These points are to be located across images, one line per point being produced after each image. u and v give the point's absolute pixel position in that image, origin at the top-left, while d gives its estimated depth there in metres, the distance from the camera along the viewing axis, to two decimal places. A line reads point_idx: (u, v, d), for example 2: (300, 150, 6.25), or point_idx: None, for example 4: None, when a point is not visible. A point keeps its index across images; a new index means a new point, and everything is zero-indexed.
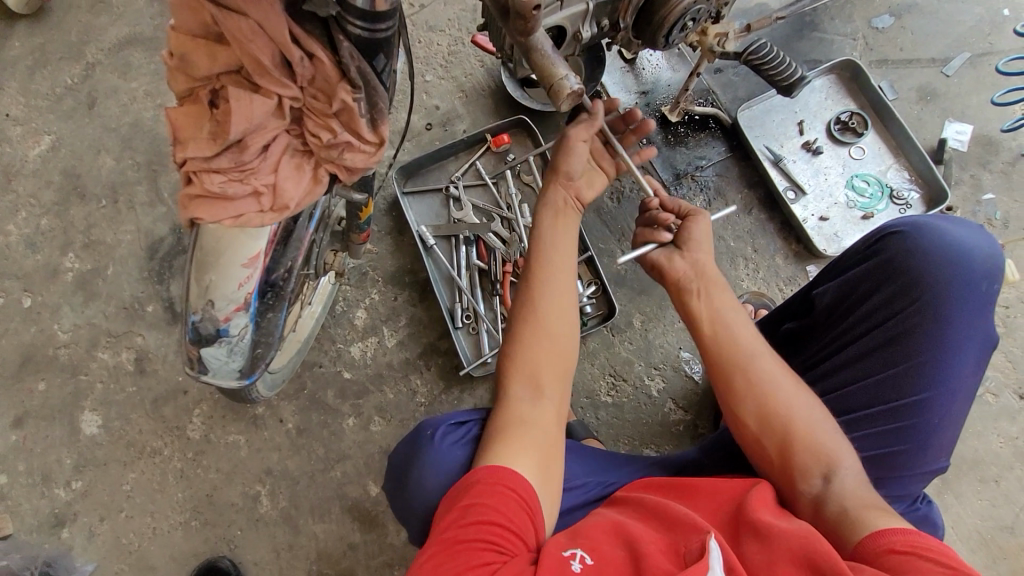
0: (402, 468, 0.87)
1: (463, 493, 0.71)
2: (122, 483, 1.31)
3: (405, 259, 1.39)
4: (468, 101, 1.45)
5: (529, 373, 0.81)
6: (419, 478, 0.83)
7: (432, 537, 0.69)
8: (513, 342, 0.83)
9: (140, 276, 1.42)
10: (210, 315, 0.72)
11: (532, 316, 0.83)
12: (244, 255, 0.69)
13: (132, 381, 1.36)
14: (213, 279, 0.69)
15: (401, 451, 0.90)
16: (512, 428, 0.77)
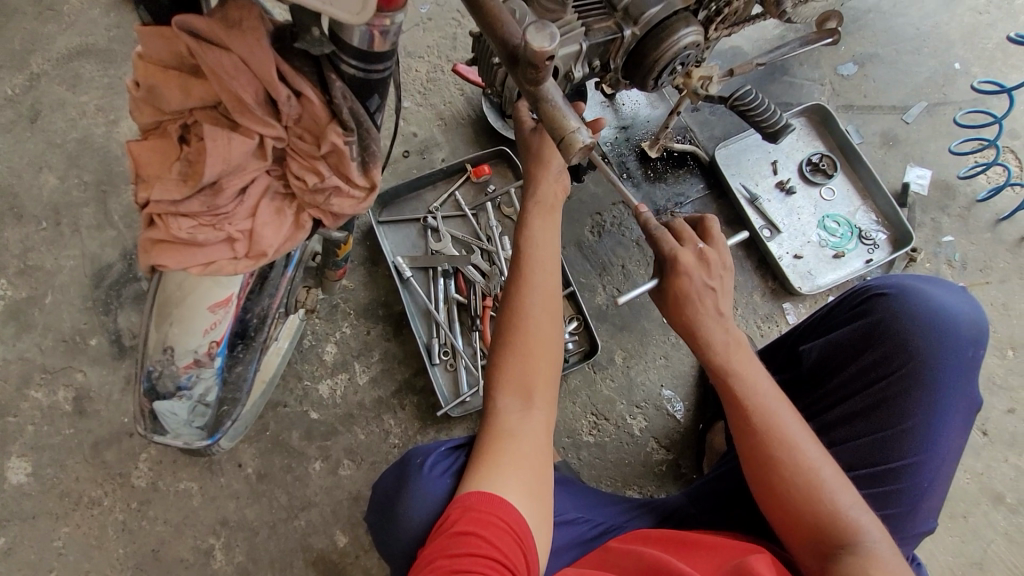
0: (384, 514, 0.79)
1: (451, 515, 0.66)
2: (51, 539, 1.17)
3: (379, 291, 1.32)
4: (445, 129, 1.42)
5: (518, 380, 0.77)
6: (402, 525, 0.75)
7: (423, 565, 0.62)
8: (500, 352, 0.79)
9: (82, 306, 1.30)
10: (169, 368, 0.65)
11: (519, 334, 0.78)
12: (211, 302, 0.62)
13: (69, 422, 1.23)
14: (174, 325, 0.63)
15: (382, 491, 0.82)
16: (501, 442, 0.72)
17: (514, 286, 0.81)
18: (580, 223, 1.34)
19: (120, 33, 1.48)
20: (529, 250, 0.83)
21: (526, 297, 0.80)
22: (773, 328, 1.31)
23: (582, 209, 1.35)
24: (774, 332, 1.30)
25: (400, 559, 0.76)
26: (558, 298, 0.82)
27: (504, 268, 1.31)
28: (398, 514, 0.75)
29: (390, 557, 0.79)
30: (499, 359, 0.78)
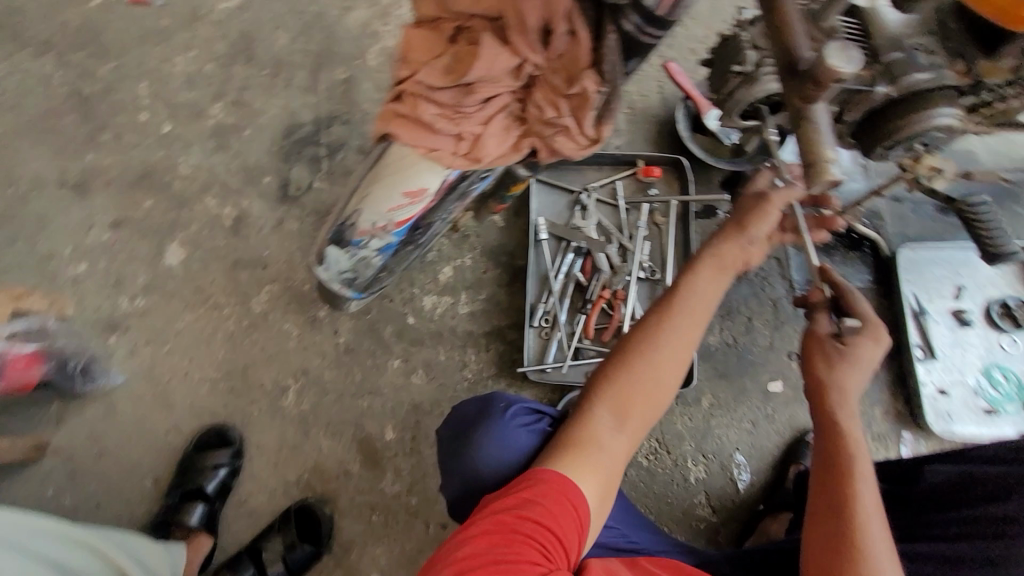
0: (455, 431, 0.88)
1: (517, 486, 0.69)
2: (177, 320, 1.38)
3: (509, 240, 1.39)
4: (631, 120, 1.43)
5: (620, 393, 0.74)
6: (469, 446, 0.84)
7: (489, 513, 0.67)
8: (617, 356, 0.76)
9: (269, 148, 1.49)
10: (351, 226, 0.78)
11: (641, 349, 0.75)
12: (405, 190, 0.72)
13: (225, 236, 1.43)
14: (372, 197, 0.74)
15: (460, 411, 0.91)
16: (584, 442, 0.72)
17: (660, 304, 0.78)
18: None
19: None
20: (692, 279, 0.79)
21: (667, 319, 0.76)
22: (881, 450, 1.20)
23: None
24: (879, 453, 1.20)
25: (455, 480, 0.85)
26: (698, 334, 0.78)
27: (633, 270, 1.31)
28: (471, 443, 0.83)
29: (444, 467, 0.88)
30: (612, 363, 0.76)
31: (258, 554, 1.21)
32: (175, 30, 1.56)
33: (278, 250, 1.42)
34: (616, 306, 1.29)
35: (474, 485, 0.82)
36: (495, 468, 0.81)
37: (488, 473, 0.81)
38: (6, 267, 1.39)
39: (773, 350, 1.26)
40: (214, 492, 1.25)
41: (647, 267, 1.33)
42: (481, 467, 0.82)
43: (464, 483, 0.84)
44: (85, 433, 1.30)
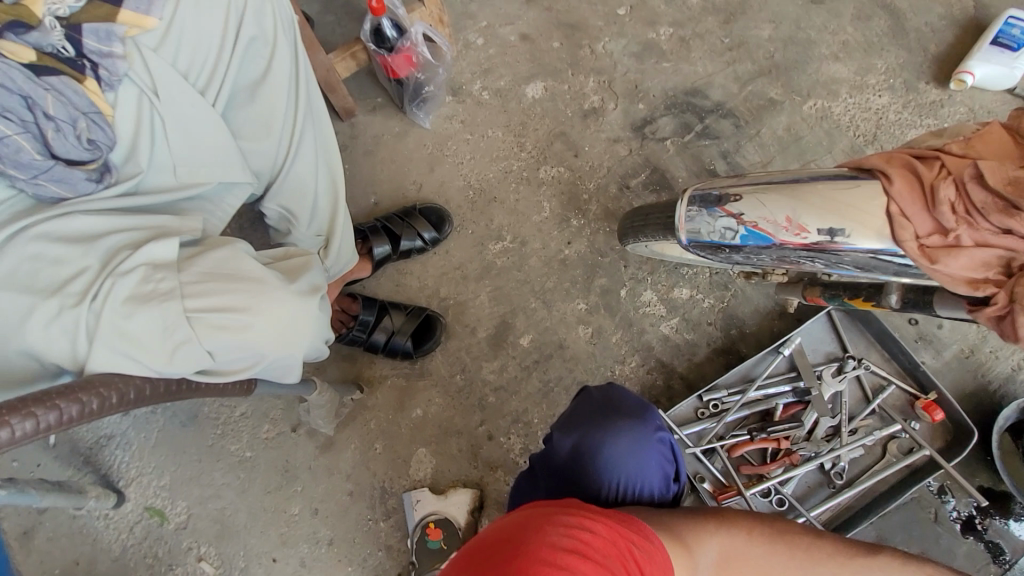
0: (603, 404, 0.85)
1: (634, 526, 0.63)
2: (493, 127, 1.57)
3: (751, 326, 1.34)
4: (959, 355, 1.26)
5: (743, 555, 0.76)
6: (609, 428, 0.81)
7: (596, 525, 0.59)
8: (763, 530, 0.79)
9: (669, 89, 1.59)
10: (721, 200, 0.76)
11: (783, 548, 0.78)
12: (787, 214, 0.69)
13: (576, 111, 1.58)
14: (764, 198, 0.71)
15: (617, 392, 0.87)
16: (700, 545, 0.72)
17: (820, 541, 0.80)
18: (905, 538, 1.17)
19: (905, 35, 1.60)
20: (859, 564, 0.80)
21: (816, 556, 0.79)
22: None
23: (917, 545, 1.16)
24: None
25: (566, 439, 0.81)
26: None
27: (824, 454, 1.18)
28: (610, 425, 0.81)
29: (565, 416, 0.86)
30: (755, 530, 0.78)
31: (382, 314, 1.32)
32: None
33: (595, 154, 1.54)
34: (778, 460, 1.18)
35: (587, 463, 0.79)
36: (614, 465, 0.79)
37: (605, 463, 0.79)
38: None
39: None
40: (402, 248, 1.39)
41: (836, 465, 1.19)
42: (605, 452, 0.79)
43: (575, 448, 0.80)
44: (375, 135, 1.57)
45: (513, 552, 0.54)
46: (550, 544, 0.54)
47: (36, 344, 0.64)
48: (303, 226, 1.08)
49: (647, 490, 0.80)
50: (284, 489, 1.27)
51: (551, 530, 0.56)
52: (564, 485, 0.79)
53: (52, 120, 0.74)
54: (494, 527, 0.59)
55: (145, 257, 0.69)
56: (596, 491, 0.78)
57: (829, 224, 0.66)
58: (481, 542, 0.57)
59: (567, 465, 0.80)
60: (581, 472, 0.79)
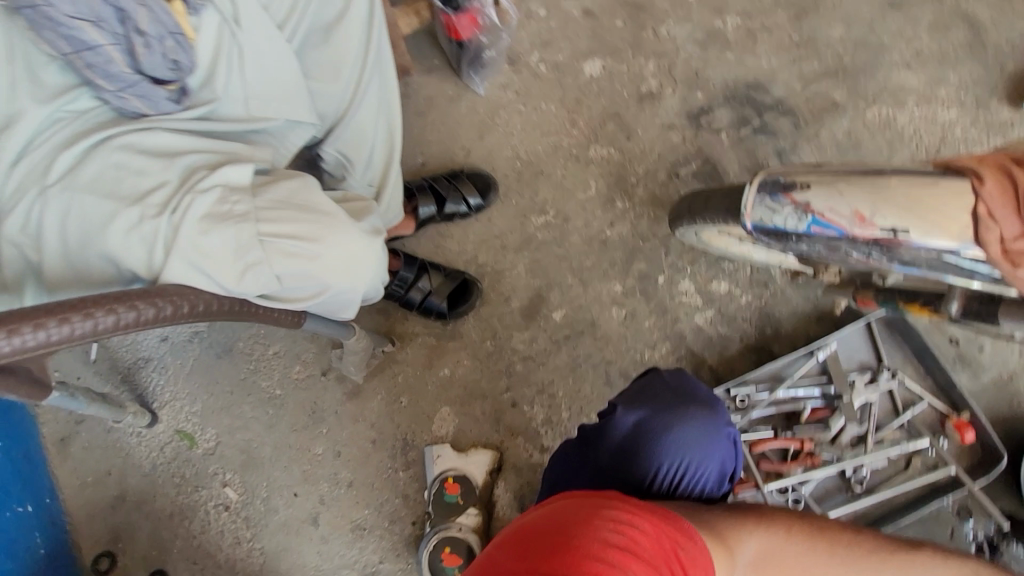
0: (673, 389, 0.87)
1: (681, 526, 0.68)
2: (547, 100, 1.56)
3: (786, 327, 1.33)
4: (996, 380, 1.24)
5: (776, 545, 0.77)
6: (679, 413, 0.84)
7: (640, 524, 0.64)
8: (795, 523, 0.79)
9: (729, 80, 1.57)
10: (788, 186, 0.75)
11: (817, 540, 0.79)
12: (860, 208, 0.68)
13: (633, 92, 1.56)
14: (834, 187, 0.70)
15: (688, 380, 0.90)
16: (731, 535, 0.73)
17: (856, 536, 0.81)
18: None
19: (983, 51, 1.54)
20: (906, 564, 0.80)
21: (851, 548, 0.80)
22: None
23: None
24: None
25: (632, 414, 0.84)
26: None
27: (847, 461, 1.17)
28: (678, 410, 0.84)
29: (633, 394, 0.88)
30: (788, 520, 0.79)
31: (421, 272, 1.34)
32: None
33: (647, 138, 1.52)
34: (800, 461, 1.18)
35: (648, 441, 0.82)
36: (677, 449, 0.82)
37: (668, 445, 0.82)
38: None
39: None
40: (446, 211, 1.41)
41: (857, 473, 1.18)
42: (671, 435, 0.82)
43: (638, 425, 0.83)
44: (427, 96, 1.57)
45: (560, 541, 0.60)
46: (599, 540, 0.60)
47: (117, 251, 0.67)
48: (358, 173, 1.08)
49: (701, 479, 0.83)
50: (310, 430, 1.31)
51: (599, 526, 0.61)
52: (625, 458, 0.81)
53: (143, 36, 0.71)
54: (546, 514, 0.65)
55: (221, 179, 0.71)
56: (655, 469, 0.81)
57: (898, 223, 0.65)
58: (533, 526, 0.64)
59: (631, 439, 0.82)
60: (645, 449, 0.81)
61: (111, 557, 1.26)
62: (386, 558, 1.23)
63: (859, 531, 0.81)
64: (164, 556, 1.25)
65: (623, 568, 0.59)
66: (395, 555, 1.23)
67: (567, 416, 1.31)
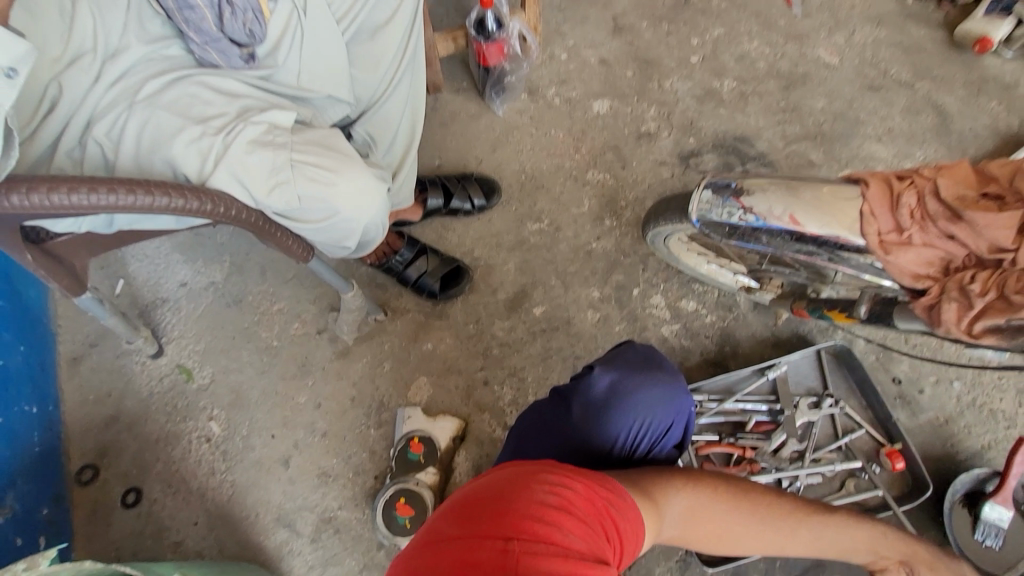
0: (643, 358, 0.96)
1: (611, 486, 0.69)
2: (557, 127, 1.76)
3: (744, 349, 1.45)
4: (933, 421, 1.34)
5: (701, 502, 0.83)
6: (646, 377, 0.93)
7: (575, 485, 0.64)
8: (717, 485, 0.86)
9: (720, 131, 1.76)
10: (736, 190, 0.90)
11: (737, 498, 0.86)
12: (790, 211, 0.84)
13: (634, 130, 1.76)
14: (770, 192, 0.87)
15: (658, 354, 0.98)
16: (658, 489, 0.78)
17: (769, 498, 0.89)
18: None
19: (948, 135, 1.74)
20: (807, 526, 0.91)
21: (766, 505, 0.88)
22: None
23: None
24: None
25: (605, 375, 0.92)
26: (767, 539, 0.88)
27: (784, 471, 1.26)
28: (647, 375, 0.93)
29: (607, 359, 0.97)
30: (711, 482, 0.85)
31: (420, 254, 1.48)
32: (769, 34, 1.91)
33: (640, 170, 1.71)
34: (741, 466, 1.26)
35: (618, 399, 0.90)
36: (642, 408, 0.90)
37: (635, 404, 0.90)
38: (542, 15, 1.93)
39: None
40: (452, 206, 1.57)
41: (792, 485, 1.27)
42: (638, 395, 0.90)
43: (610, 384, 0.91)
44: (452, 110, 1.78)
45: (500, 508, 0.60)
46: (537, 503, 0.61)
47: (177, 157, 0.84)
48: (381, 150, 1.26)
49: (661, 439, 0.92)
50: (297, 380, 1.42)
51: (537, 488, 0.62)
52: (598, 413, 0.89)
53: (231, 6, 0.90)
54: (484, 484, 0.65)
55: (269, 118, 0.90)
56: (624, 426, 0.89)
57: (816, 223, 0.82)
58: (471, 497, 0.63)
59: (605, 397, 0.90)
60: (616, 406, 0.89)
61: (94, 470, 1.33)
62: (344, 506, 1.31)
63: (771, 493, 0.90)
64: (142, 476, 1.32)
65: (564, 529, 0.59)
66: (353, 505, 1.31)
67: (533, 399, 1.41)
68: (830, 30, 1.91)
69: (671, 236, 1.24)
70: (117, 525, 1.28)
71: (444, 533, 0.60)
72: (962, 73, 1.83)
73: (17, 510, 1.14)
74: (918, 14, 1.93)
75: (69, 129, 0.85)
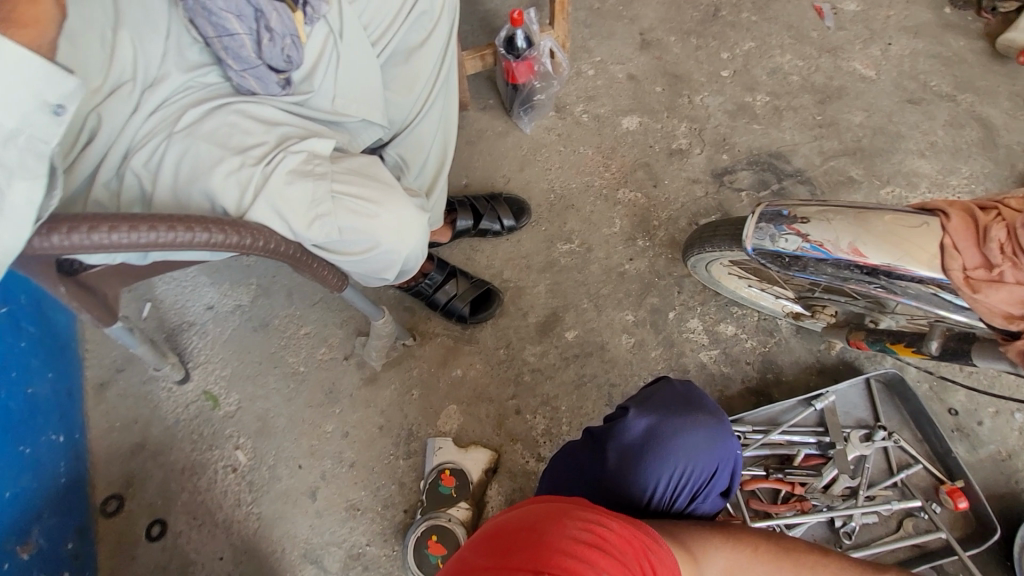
0: (682, 397, 0.88)
1: (649, 529, 0.64)
2: (586, 145, 1.72)
3: (791, 374, 1.39)
4: (995, 456, 1.27)
5: (742, 562, 0.77)
6: (686, 420, 0.84)
7: (611, 523, 0.61)
8: (760, 543, 0.80)
9: (755, 147, 1.71)
10: (790, 219, 0.86)
11: (780, 563, 0.80)
12: (853, 241, 0.80)
13: (665, 148, 1.72)
14: (830, 221, 0.82)
15: (697, 392, 0.90)
16: (698, 551, 0.73)
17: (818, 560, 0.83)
18: None
19: (995, 150, 1.67)
20: None
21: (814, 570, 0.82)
22: None
23: None
24: None
25: (644, 417, 0.84)
26: None
27: (838, 509, 1.18)
28: (688, 418, 0.84)
29: (643, 399, 0.88)
30: (754, 542, 0.80)
31: (449, 276, 1.44)
32: (802, 46, 1.86)
33: (672, 188, 1.66)
34: (790, 503, 1.19)
35: (656, 445, 0.81)
36: (682, 456, 0.81)
37: (674, 452, 0.81)
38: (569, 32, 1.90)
39: None
40: (481, 227, 1.54)
41: (845, 525, 1.20)
42: (678, 441, 0.82)
43: (647, 429, 0.83)
44: (479, 129, 1.76)
45: (530, 540, 0.56)
46: (570, 538, 0.56)
47: (215, 188, 0.82)
48: (413, 174, 1.22)
49: (704, 490, 0.83)
50: (324, 408, 1.38)
51: (570, 523, 0.58)
52: (635, 462, 0.80)
53: (270, 32, 0.88)
54: (514, 516, 0.61)
55: (308, 147, 0.87)
56: (663, 476, 0.80)
57: (884, 255, 0.77)
58: (502, 529, 0.59)
59: (641, 443, 0.82)
60: (654, 454, 0.81)
61: (120, 500, 1.30)
62: (373, 541, 1.27)
63: (820, 554, 0.83)
64: (168, 507, 1.29)
65: (598, 567, 0.55)
66: (383, 540, 1.27)
67: (567, 429, 1.36)
68: (865, 41, 1.86)
69: (713, 261, 1.20)
70: (142, 558, 1.25)
71: (471, 563, 0.56)
72: (1007, 85, 1.76)
73: (41, 546, 1.10)
74: (957, 24, 1.87)
75: (107, 161, 0.83)
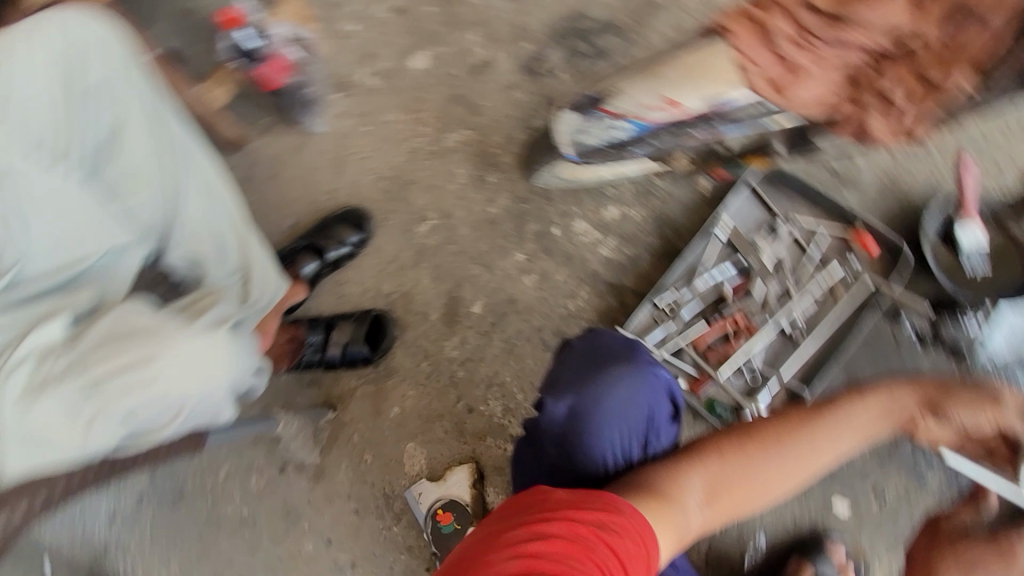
0: (591, 356, 0.83)
1: (598, 504, 0.60)
2: (388, 112, 1.52)
3: (688, 222, 1.35)
4: (890, 193, 1.30)
5: (726, 470, 0.68)
6: (602, 378, 0.80)
7: (548, 525, 0.56)
8: (735, 439, 0.71)
9: (551, 19, 1.55)
10: (602, 104, 0.93)
11: (766, 444, 0.70)
12: (661, 93, 0.85)
13: (467, 69, 1.53)
14: (632, 86, 0.89)
15: (603, 340, 0.86)
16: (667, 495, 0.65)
17: (807, 416, 0.72)
18: (872, 362, 1.25)
19: None
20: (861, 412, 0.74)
21: (806, 428, 0.71)
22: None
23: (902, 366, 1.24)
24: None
25: (564, 398, 0.80)
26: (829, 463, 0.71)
27: (779, 317, 1.23)
28: (604, 376, 0.80)
29: (556, 378, 0.84)
30: (728, 441, 0.70)
31: (329, 328, 1.29)
32: None
33: (495, 107, 1.50)
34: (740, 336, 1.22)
35: (586, 421, 0.77)
36: (614, 416, 0.78)
37: (605, 417, 0.78)
38: None
39: (867, 479, 1.23)
40: (331, 258, 1.36)
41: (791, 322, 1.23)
42: (605, 404, 0.78)
43: (571, 409, 0.79)
44: (269, 155, 1.49)
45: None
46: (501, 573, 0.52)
47: None
48: (214, 268, 1.02)
49: (653, 430, 0.79)
50: (292, 527, 1.26)
51: (499, 555, 0.54)
52: (574, 448, 0.76)
53: None
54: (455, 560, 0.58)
55: (32, 347, 0.79)
56: (606, 445, 0.76)
57: (691, 94, 0.83)
58: None
59: (571, 426, 0.78)
60: (588, 430, 0.77)
61: None
62: None
63: (807, 410, 0.73)
64: None
65: None
66: None
67: (524, 398, 1.30)
68: None
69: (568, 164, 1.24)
70: None
71: None
72: None
73: None
74: None
75: None
